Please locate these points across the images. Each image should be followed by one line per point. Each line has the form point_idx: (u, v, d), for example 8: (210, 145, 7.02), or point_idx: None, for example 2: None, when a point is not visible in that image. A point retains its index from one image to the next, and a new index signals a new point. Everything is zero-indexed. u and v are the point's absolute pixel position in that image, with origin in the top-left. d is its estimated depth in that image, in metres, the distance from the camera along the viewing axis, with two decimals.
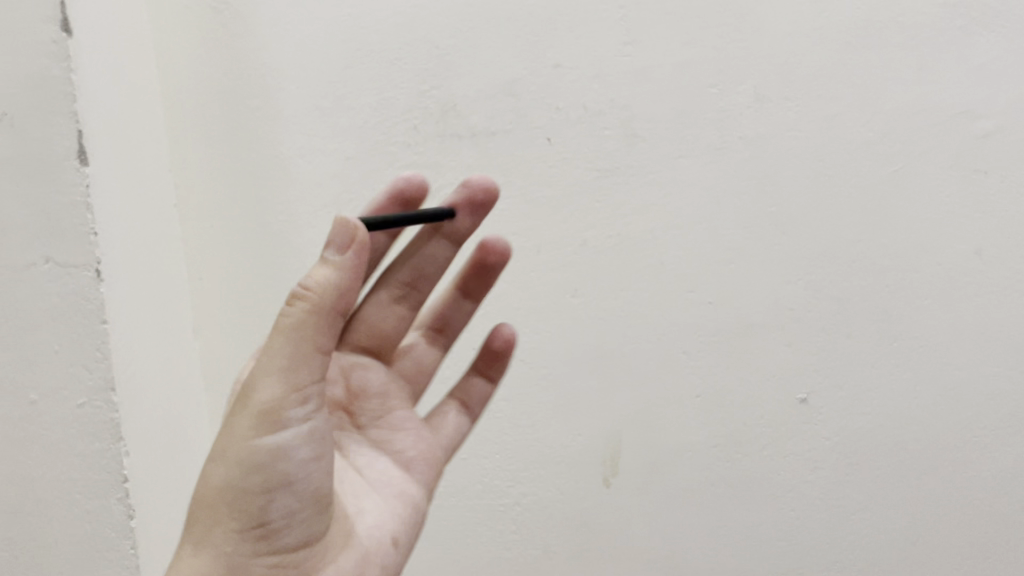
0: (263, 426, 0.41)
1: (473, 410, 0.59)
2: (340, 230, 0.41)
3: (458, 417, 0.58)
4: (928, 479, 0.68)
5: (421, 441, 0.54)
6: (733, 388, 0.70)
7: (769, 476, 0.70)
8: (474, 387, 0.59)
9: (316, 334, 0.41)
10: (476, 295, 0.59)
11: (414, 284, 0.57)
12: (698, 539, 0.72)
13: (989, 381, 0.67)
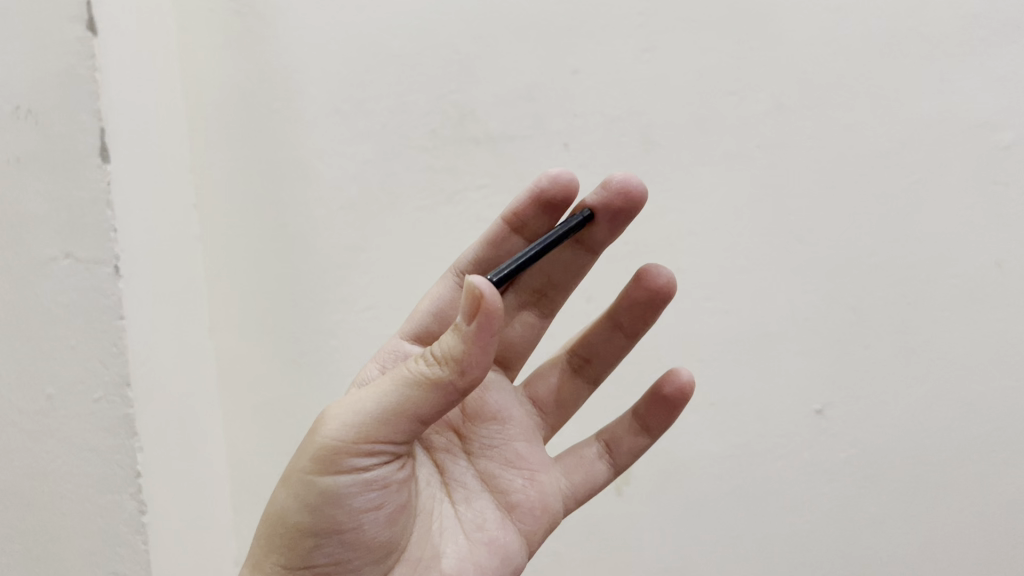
0: (337, 464, 0.44)
1: (618, 460, 0.58)
2: (471, 302, 0.39)
3: (591, 462, 0.57)
4: (946, 494, 0.67)
5: (532, 489, 0.52)
6: (748, 398, 0.70)
7: (783, 489, 0.70)
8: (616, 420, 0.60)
9: (422, 393, 0.42)
10: (626, 332, 0.58)
11: (543, 293, 0.59)
12: (712, 552, 0.71)
13: (1010, 395, 0.66)
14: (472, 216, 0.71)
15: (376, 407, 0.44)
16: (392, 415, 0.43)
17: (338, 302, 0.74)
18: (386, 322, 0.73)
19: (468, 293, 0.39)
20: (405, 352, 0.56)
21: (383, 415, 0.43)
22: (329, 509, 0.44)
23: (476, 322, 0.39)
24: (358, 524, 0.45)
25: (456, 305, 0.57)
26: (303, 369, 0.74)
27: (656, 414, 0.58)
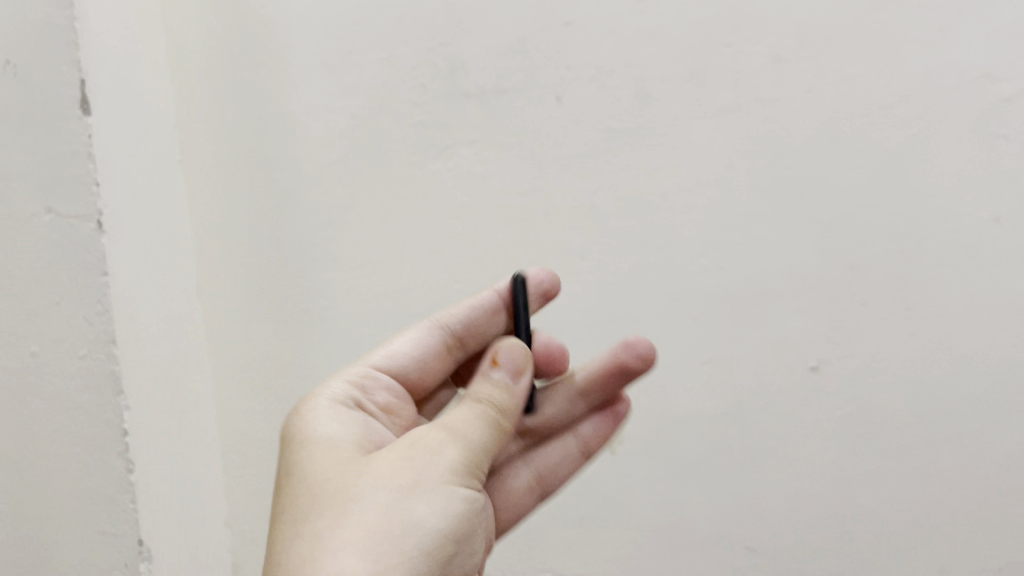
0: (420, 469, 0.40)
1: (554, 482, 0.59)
2: (514, 359, 0.46)
3: (522, 496, 0.57)
4: (941, 451, 0.67)
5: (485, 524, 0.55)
6: (743, 356, 0.69)
7: (777, 446, 0.69)
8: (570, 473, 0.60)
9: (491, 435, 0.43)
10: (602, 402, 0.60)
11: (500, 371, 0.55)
12: (705, 509, 0.71)
13: (1008, 352, 0.65)
14: (463, 172, 0.70)
15: (466, 444, 0.42)
16: (481, 452, 0.42)
17: (328, 260, 0.72)
18: (378, 281, 0.72)
19: (510, 353, 0.46)
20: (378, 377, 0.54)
21: (477, 451, 0.42)
22: (434, 542, 0.39)
23: (524, 375, 0.47)
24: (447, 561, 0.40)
25: (436, 354, 0.57)
26: (292, 329, 0.73)
27: (597, 442, 0.60)
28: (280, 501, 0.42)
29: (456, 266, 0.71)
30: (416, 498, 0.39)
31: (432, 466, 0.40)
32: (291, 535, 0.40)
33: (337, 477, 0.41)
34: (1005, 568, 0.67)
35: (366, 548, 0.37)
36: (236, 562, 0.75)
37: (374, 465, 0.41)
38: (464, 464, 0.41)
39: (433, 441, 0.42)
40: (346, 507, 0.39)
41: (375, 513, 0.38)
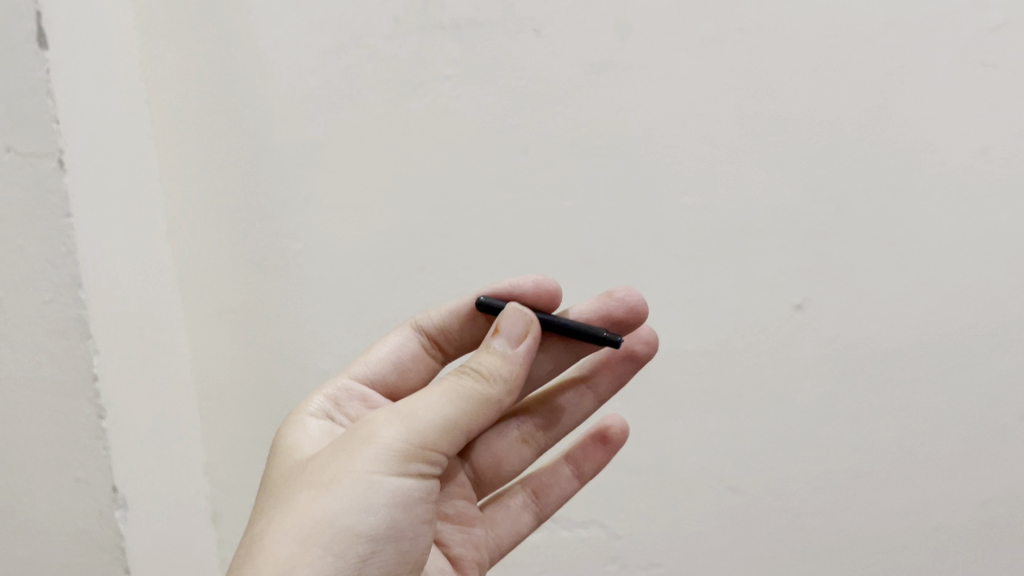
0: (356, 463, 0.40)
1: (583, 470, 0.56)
2: (519, 322, 0.47)
3: (520, 514, 0.55)
4: (923, 386, 0.67)
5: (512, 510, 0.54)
6: (726, 294, 0.68)
7: (760, 385, 0.69)
8: (567, 491, 0.56)
9: (467, 407, 0.43)
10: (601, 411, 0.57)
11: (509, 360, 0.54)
12: (689, 450, 0.70)
13: (989, 286, 0.66)
14: (438, 109, 0.68)
15: (415, 424, 0.41)
16: (440, 429, 0.42)
17: (300, 202, 0.69)
18: (353, 222, 0.69)
19: (516, 320, 0.47)
20: (355, 386, 0.53)
21: (430, 428, 0.41)
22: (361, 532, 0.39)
23: (526, 344, 0.47)
24: (379, 551, 0.40)
25: (416, 359, 0.56)
26: (265, 273, 0.71)
27: (595, 457, 0.57)
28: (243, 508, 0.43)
29: (434, 207, 0.69)
30: (343, 495, 0.39)
31: (361, 457, 0.40)
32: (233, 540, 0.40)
33: (288, 480, 0.42)
34: (986, 504, 0.69)
35: (278, 552, 0.37)
36: (216, 508, 0.75)
37: (312, 465, 0.41)
38: (407, 446, 0.41)
39: (374, 431, 0.41)
40: (278, 511, 0.39)
41: (305, 513, 0.38)
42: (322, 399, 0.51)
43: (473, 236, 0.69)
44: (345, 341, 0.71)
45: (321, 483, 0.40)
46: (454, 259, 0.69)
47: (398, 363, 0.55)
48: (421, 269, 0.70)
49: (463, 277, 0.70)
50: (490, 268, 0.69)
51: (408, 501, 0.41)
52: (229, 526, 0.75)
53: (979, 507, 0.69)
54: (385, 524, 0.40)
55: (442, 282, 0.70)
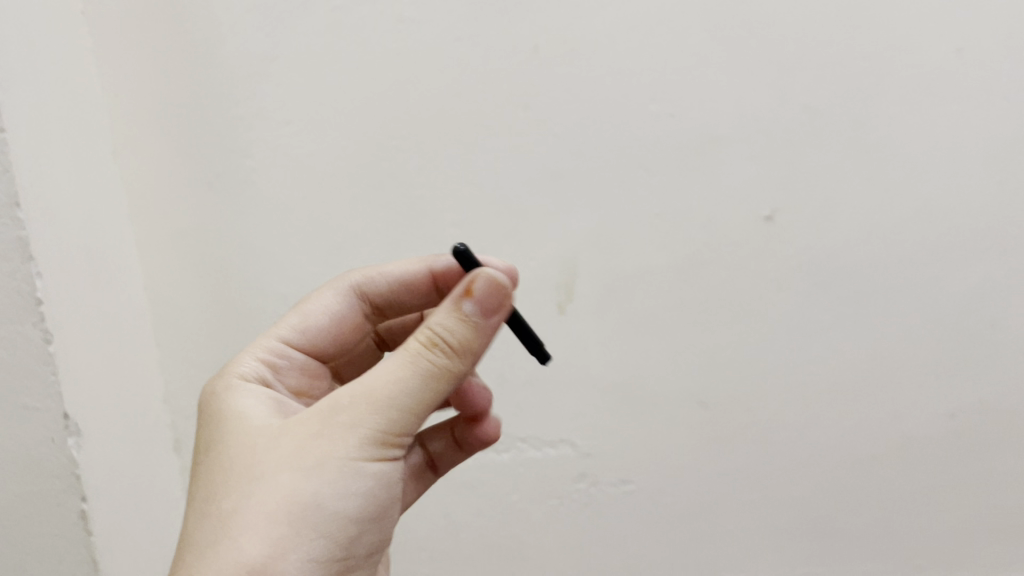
0: (336, 449, 0.38)
1: None
2: (495, 294, 0.41)
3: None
4: (895, 297, 0.66)
5: None
6: (695, 208, 0.66)
7: (730, 300, 0.67)
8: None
9: (439, 386, 0.40)
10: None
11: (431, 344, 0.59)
12: (658, 368, 0.69)
13: (963, 193, 0.64)
14: (394, 16, 0.63)
15: (391, 410, 0.39)
16: (412, 411, 0.40)
17: (252, 118, 0.66)
18: (307, 139, 0.66)
19: (491, 283, 0.41)
20: (293, 353, 0.53)
21: (404, 413, 0.40)
22: (343, 514, 0.38)
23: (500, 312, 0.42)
24: (357, 530, 0.40)
25: (350, 321, 0.56)
26: (217, 193, 0.67)
27: None
28: (194, 482, 0.41)
29: (391, 122, 0.66)
30: (328, 480, 0.38)
31: (340, 444, 0.38)
32: (196, 515, 0.38)
33: (251, 459, 0.39)
34: (957, 416, 0.69)
35: (262, 540, 0.36)
36: (177, 437, 0.73)
37: (281, 441, 0.39)
38: (383, 433, 0.39)
39: (349, 414, 0.39)
40: (252, 497, 0.37)
41: (283, 499, 0.37)
42: (261, 365, 0.50)
43: (434, 150, 0.66)
44: (302, 263, 0.68)
45: (298, 465, 0.38)
46: (416, 177, 0.67)
47: (335, 324, 0.55)
48: (380, 187, 0.67)
49: (425, 195, 0.67)
50: (452, 185, 0.67)
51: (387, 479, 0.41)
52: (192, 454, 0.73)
53: (950, 417, 0.69)
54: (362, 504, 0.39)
55: (404, 200, 0.67)
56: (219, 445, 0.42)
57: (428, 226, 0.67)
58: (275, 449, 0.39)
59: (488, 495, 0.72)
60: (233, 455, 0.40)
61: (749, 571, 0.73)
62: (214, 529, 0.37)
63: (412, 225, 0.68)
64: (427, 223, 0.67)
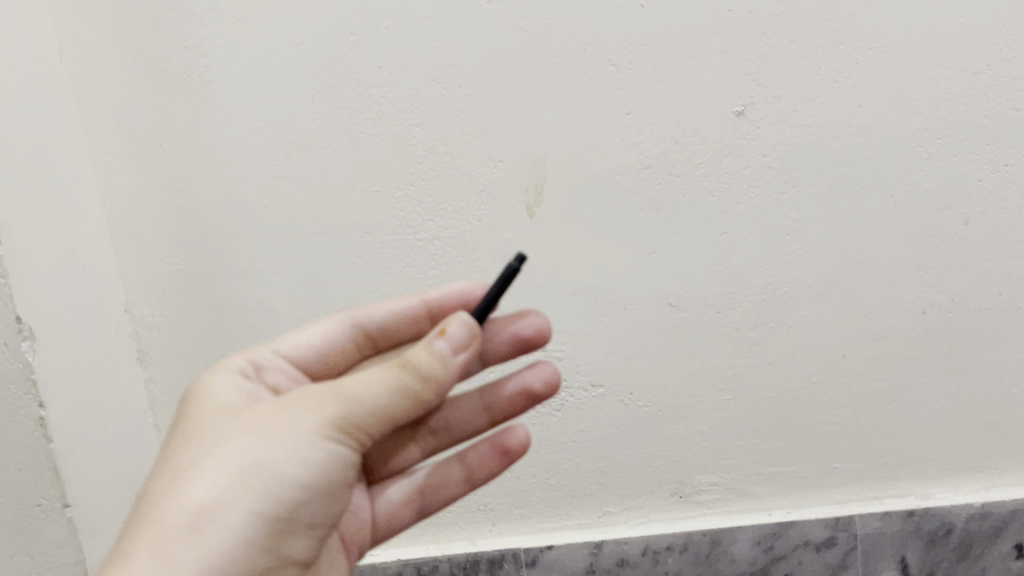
0: (296, 430, 0.38)
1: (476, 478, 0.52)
2: (466, 333, 0.40)
3: (398, 510, 0.51)
4: (867, 194, 0.65)
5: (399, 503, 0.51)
6: (667, 104, 0.63)
7: (702, 199, 0.66)
8: (454, 495, 0.52)
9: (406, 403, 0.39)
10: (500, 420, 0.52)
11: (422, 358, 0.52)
12: (629, 270, 0.68)
13: (938, 85, 0.63)
14: None
15: (357, 403, 0.39)
16: (378, 414, 0.39)
17: (204, 13, 0.62)
18: (262, 35, 0.63)
19: (460, 325, 0.40)
20: (273, 361, 0.48)
21: (373, 411, 0.39)
22: (288, 492, 0.38)
23: (468, 355, 0.41)
24: (304, 509, 0.39)
25: (344, 348, 0.50)
26: (170, 94, 0.64)
27: (490, 464, 0.52)
28: (170, 444, 0.41)
29: (348, 16, 0.62)
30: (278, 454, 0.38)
31: (307, 418, 0.38)
32: (157, 472, 0.39)
33: (219, 434, 0.39)
34: (929, 310, 0.68)
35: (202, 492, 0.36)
36: (141, 348, 0.71)
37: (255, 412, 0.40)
38: (344, 424, 0.38)
39: (312, 403, 0.39)
40: (208, 460, 0.38)
41: (235, 460, 0.37)
42: (242, 364, 0.47)
43: (394, 47, 0.63)
44: (262, 166, 0.65)
45: (263, 432, 0.38)
46: (377, 75, 0.63)
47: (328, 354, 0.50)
48: (339, 86, 0.63)
49: (388, 93, 0.64)
50: (415, 83, 0.63)
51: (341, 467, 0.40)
52: (156, 365, 0.71)
53: (921, 315, 0.69)
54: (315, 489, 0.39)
55: (365, 99, 0.64)
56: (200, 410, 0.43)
57: (391, 126, 0.64)
58: (243, 426, 0.39)
59: None
60: (207, 429, 0.40)
61: (719, 471, 0.73)
62: (161, 483, 0.38)
63: (374, 126, 0.64)
64: (390, 124, 0.64)
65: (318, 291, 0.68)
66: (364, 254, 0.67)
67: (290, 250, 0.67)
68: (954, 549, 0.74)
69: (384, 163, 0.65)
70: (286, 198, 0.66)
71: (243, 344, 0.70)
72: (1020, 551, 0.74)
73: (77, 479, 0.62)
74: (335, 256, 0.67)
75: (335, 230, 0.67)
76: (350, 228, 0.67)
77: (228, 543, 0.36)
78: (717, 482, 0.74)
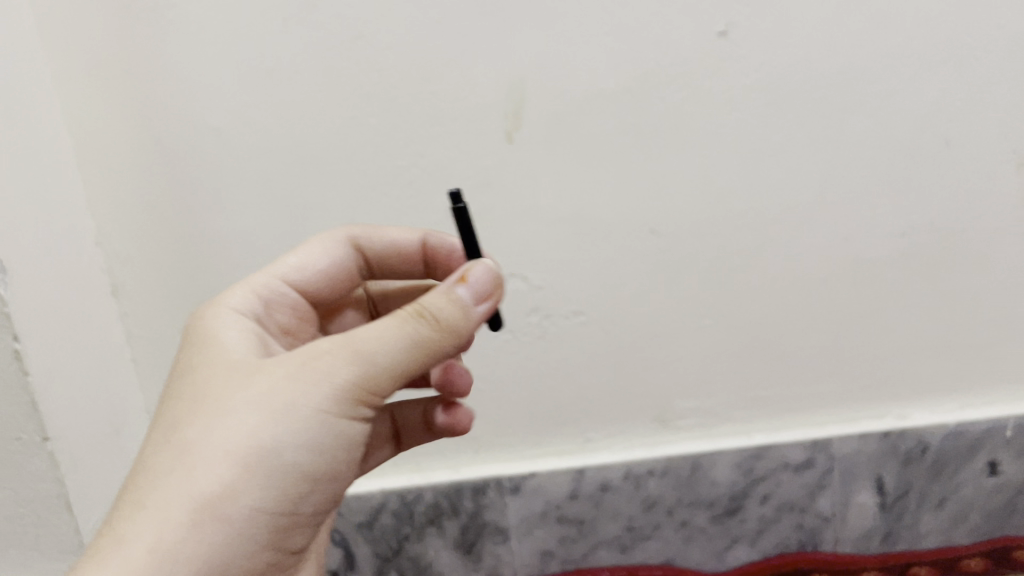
0: (298, 402, 0.40)
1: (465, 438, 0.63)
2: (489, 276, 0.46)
3: None
4: (849, 116, 0.65)
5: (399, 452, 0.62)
6: (648, 25, 0.62)
7: (684, 123, 0.65)
8: None
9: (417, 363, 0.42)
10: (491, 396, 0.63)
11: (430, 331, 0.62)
12: (609, 195, 0.67)
13: (925, 3, 0.61)
14: None
15: (368, 368, 0.41)
16: (393, 374, 0.42)
17: None
18: None
19: (485, 269, 0.46)
20: (270, 284, 0.55)
21: (381, 378, 0.41)
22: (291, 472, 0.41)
23: (490, 299, 0.46)
24: (312, 484, 0.43)
25: (344, 268, 0.59)
26: (133, 19, 0.61)
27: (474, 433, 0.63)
28: (174, 409, 0.42)
29: None
30: (273, 442, 0.40)
31: (314, 385, 0.41)
32: (164, 441, 0.41)
33: (225, 411, 0.40)
34: (908, 233, 0.69)
35: (213, 479, 0.39)
36: (115, 282, 0.70)
37: (257, 378, 0.42)
38: (356, 390, 0.41)
39: (328, 359, 0.41)
40: (214, 449, 0.40)
41: (240, 446, 0.40)
42: (241, 292, 0.53)
43: None
44: (231, 93, 0.63)
45: (266, 418, 0.40)
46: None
47: (329, 275, 0.58)
48: (309, 9, 0.61)
49: (360, 16, 0.61)
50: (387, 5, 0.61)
51: (345, 437, 0.43)
52: (132, 298, 0.70)
53: (900, 237, 0.69)
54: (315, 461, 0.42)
55: (335, 22, 0.61)
56: (206, 361, 0.45)
57: (364, 51, 0.62)
58: (258, 373, 0.42)
59: None
60: (212, 396, 0.42)
61: (700, 395, 0.74)
62: (169, 461, 0.40)
63: (346, 50, 0.62)
64: (363, 48, 0.62)
65: (295, 220, 0.68)
66: (342, 183, 0.66)
67: (265, 180, 0.66)
68: (929, 468, 0.76)
69: (358, 90, 0.63)
70: (259, 126, 0.64)
71: (221, 275, 0.69)
72: (993, 468, 0.76)
73: (58, 414, 0.61)
74: (310, 185, 0.66)
75: (310, 158, 0.65)
76: (325, 156, 0.65)
77: (236, 524, 0.40)
78: (698, 406, 0.75)
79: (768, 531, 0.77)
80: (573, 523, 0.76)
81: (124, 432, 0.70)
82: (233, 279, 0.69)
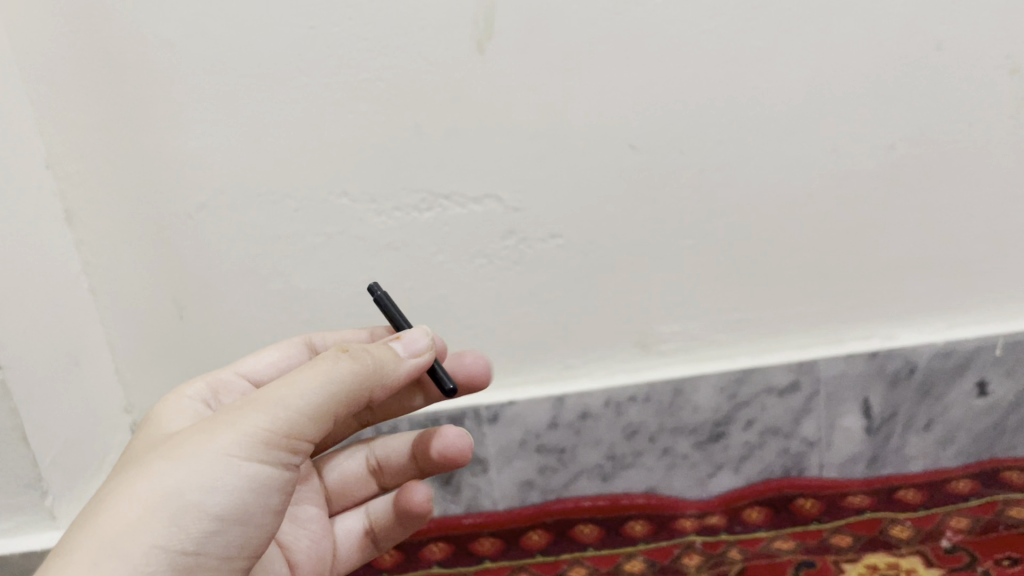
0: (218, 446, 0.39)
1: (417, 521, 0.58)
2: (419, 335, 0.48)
3: (360, 541, 0.58)
4: (836, 20, 0.62)
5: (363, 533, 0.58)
6: None
7: (663, 30, 0.62)
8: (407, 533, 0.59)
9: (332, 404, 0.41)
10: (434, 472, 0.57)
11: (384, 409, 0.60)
12: (587, 109, 0.64)
13: None
14: None
15: (286, 413, 0.40)
16: (309, 419, 0.40)
17: None
18: None
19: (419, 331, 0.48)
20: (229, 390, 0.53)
21: (299, 421, 0.40)
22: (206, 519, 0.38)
23: (423, 357, 0.47)
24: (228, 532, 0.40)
25: None
26: None
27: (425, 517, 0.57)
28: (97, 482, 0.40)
29: None
30: (190, 481, 0.38)
31: (232, 429, 0.39)
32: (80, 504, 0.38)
33: (145, 465, 0.39)
34: (897, 145, 0.66)
35: (115, 521, 0.36)
36: (68, 208, 0.66)
37: (181, 436, 0.40)
38: (274, 435, 0.39)
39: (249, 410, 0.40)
40: (130, 494, 0.37)
41: (157, 488, 0.37)
42: (202, 389, 0.52)
43: None
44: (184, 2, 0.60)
45: (184, 463, 0.38)
46: None
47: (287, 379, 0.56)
48: None
49: None
50: None
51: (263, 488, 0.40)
52: (86, 226, 0.67)
53: (889, 150, 0.66)
54: (230, 514, 0.39)
55: None
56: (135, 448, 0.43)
57: None
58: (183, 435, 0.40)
59: (412, 257, 0.68)
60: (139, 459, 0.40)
61: (681, 319, 0.72)
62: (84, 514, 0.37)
63: None
64: None
65: (256, 141, 0.64)
66: (305, 100, 0.63)
67: (223, 97, 0.63)
68: (916, 390, 0.74)
69: None
70: (215, 39, 0.61)
71: (180, 200, 0.66)
72: (982, 389, 0.74)
73: (8, 337, 0.59)
74: (271, 101, 0.63)
75: (271, 72, 0.62)
76: (286, 70, 0.62)
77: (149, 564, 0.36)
78: (680, 331, 0.72)
79: (752, 456, 0.76)
80: (554, 453, 0.74)
81: (83, 363, 0.67)
82: (191, 204, 0.66)
